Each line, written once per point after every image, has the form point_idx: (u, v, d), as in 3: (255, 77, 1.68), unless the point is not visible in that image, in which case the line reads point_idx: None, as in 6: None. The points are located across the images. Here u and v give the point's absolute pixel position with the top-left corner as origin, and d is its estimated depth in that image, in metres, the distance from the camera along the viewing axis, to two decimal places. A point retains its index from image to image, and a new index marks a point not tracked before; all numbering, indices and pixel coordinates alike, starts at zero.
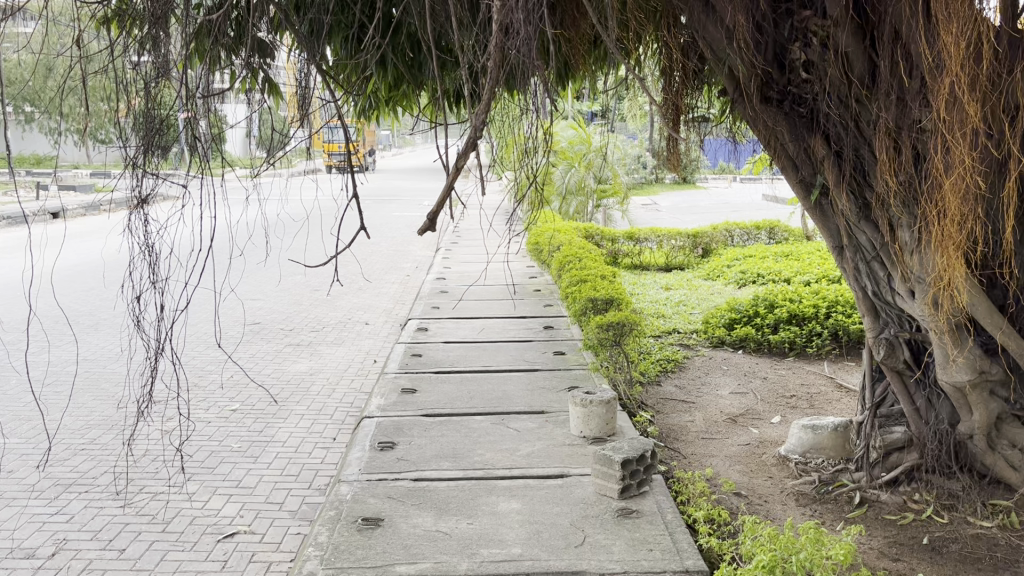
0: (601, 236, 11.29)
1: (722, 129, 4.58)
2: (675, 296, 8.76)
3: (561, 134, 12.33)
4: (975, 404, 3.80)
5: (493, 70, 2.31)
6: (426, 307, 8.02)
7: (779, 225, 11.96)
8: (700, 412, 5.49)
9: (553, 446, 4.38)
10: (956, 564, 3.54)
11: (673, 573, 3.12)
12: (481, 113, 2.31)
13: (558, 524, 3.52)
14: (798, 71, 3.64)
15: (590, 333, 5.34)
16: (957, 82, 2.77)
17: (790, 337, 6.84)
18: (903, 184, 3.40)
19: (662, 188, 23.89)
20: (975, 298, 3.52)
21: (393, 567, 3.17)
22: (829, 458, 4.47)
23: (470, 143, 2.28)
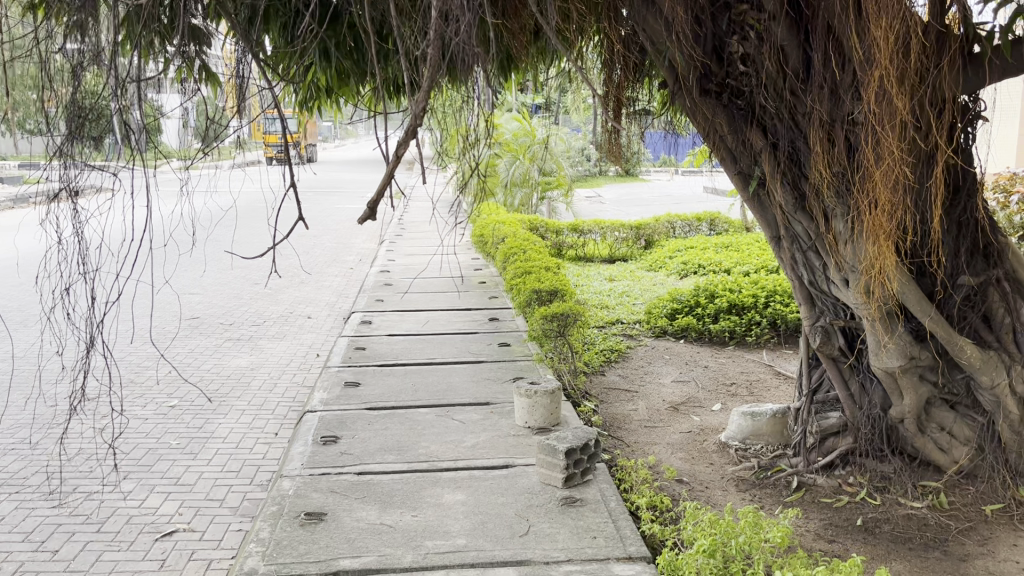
0: (545, 229, 11.34)
1: (660, 123, 4.68)
2: (618, 287, 8.85)
3: (506, 125, 12.59)
4: (906, 389, 3.93)
5: (433, 57, 2.30)
6: (370, 300, 7.95)
7: (719, 217, 12.16)
8: (643, 401, 5.56)
9: (498, 437, 4.39)
10: (888, 544, 3.65)
11: (616, 560, 3.16)
12: (421, 100, 2.30)
13: (503, 514, 3.53)
14: (736, 64, 3.70)
15: (534, 324, 5.36)
16: (887, 75, 2.86)
17: (730, 326, 6.97)
18: (836, 174, 3.49)
19: (605, 181, 24.08)
20: (905, 285, 3.65)
21: (337, 561, 3.14)
22: (768, 444, 4.57)
23: (410, 132, 2.26)
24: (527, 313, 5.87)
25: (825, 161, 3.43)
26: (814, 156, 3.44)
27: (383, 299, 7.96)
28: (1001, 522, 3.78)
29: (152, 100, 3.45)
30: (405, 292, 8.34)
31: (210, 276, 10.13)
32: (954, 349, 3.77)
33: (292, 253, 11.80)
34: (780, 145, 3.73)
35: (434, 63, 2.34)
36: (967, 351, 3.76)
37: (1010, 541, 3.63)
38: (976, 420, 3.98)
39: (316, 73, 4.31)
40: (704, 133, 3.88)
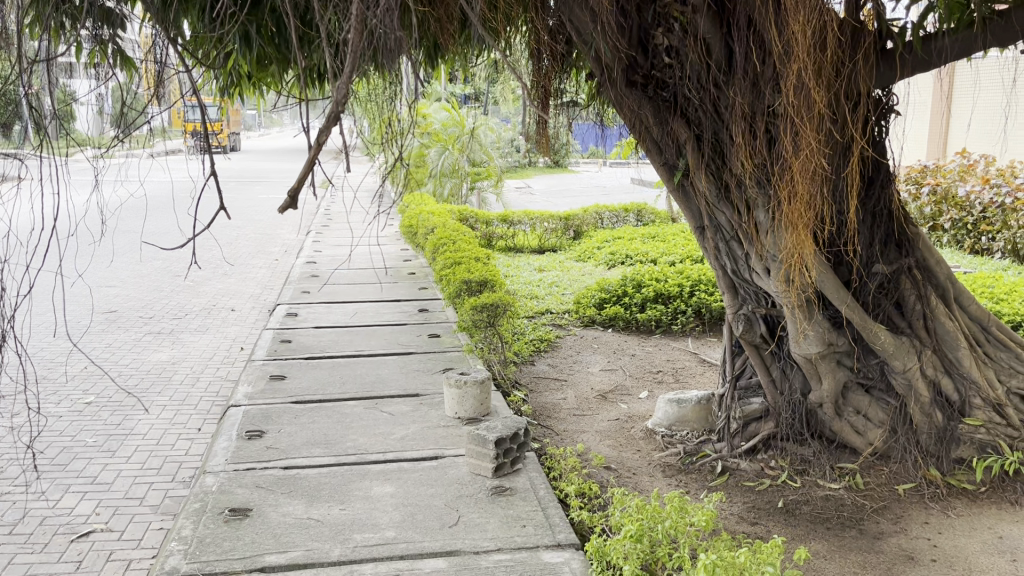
0: (475, 219, 11.32)
1: (588, 114, 4.67)
2: (547, 277, 8.89)
3: (434, 115, 12.46)
4: (824, 373, 4.09)
5: (354, 42, 2.25)
6: (296, 291, 7.81)
7: (646, 208, 12.32)
8: (572, 390, 5.61)
9: (428, 428, 4.37)
10: (808, 524, 3.76)
11: (545, 547, 3.19)
12: (343, 86, 2.26)
13: (433, 505, 3.52)
14: (661, 55, 3.77)
15: (464, 315, 5.33)
16: (805, 69, 2.95)
17: (657, 316, 7.08)
18: (758, 165, 3.57)
19: (534, 172, 24.20)
20: (823, 274, 3.78)
21: (263, 557, 3.08)
22: (693, 430, 4.67)
23: (332, 119, 2.22)
24: (457, 304, 5.84)
25: (747, 153, 3.51)
26: (737, 147, 3.52)
27: (310, 291, 7.83)
28: (912, 501, 3.94)
29: (63, 86, 3.31)
30: (332, 284, 8.22)
31: (128, 268, 9.80)
32: (869, 336, 3.93)
33: (214, 244, 11.51)
34: (704, 136, 3.79)
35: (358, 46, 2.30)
36: (881, 338, 3.93)
37: (921, 519, 3.79)
38: (889, 403, 4.16)
39: (236, 58, 4.18)
40: (630, 124, 3.92)
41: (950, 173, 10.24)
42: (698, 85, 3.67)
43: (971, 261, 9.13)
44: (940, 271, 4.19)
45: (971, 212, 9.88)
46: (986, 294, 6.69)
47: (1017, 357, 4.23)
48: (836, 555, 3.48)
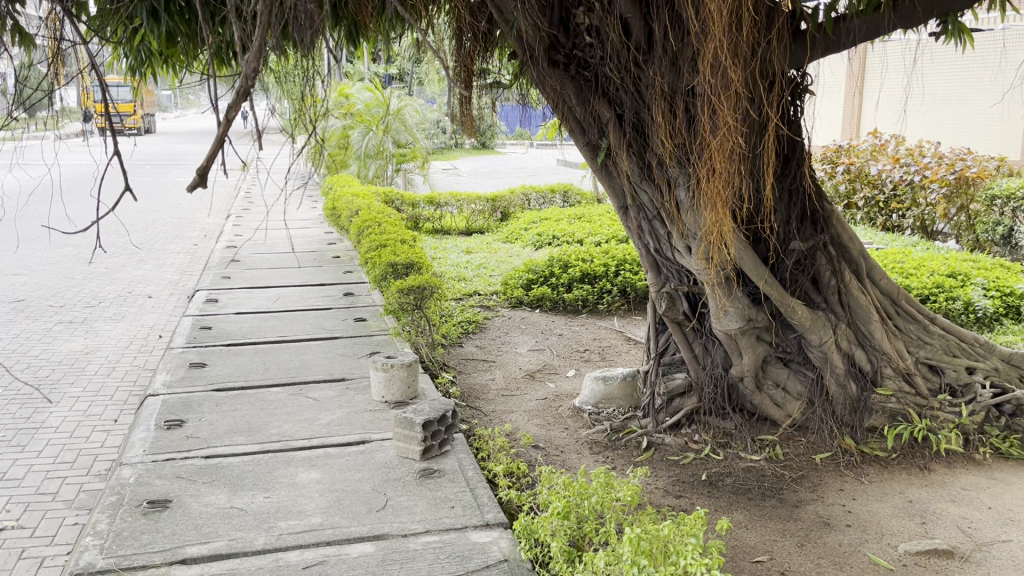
0: (401, 201, 11.22)
1: (512, 95, 4.63)
2: (475, 259, 8.86)
3: (357, 96, 12.45)
4: (745, 348, 4.20)
5: (262, 17, 2.26)
6: (216, 277, 7.61)
7: (573, 189, 12.38)
8: (500, 370, 5.62)
9: (354, 413, 4.33)
10: (731, 496, 3.85)
11: (473, 528, 3.20)
12: (252, 63, 2.28)
13: (360, 490, 3.49)
14: (582, 35, 3.81)
15: (390, 298, 5.26)
16: (721, 47, 3.00)
17: (583, 296, 7.15)
18: (678, 145, 3.63)
19: (460, 154, 24.11)
20: (741, 251, 3.87)
21: (184, 548, 3.01)
22: (619, 407, 4.73)
23: (240, 97, 2.24)
24: (383, 287, 5.77)
25: (668, 132, 3.55)
26: (657, 126, 3.56)
27: (231, 276, 7.64)
28: (828, 469, 4.07)
29: None
30: (254, 268, 8.04)
31: (36, 254, 9.39)
32: (787, 311, 4.05)
33: (129, 229, 11.11)
34: (626, 116, 3.83)
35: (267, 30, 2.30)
36: (798, 312, 4.06)
37: (837, 486, 3.92)
38: (807, 375, 4.30)
39: (144, 33, 4.02)
40: (553, 103, 3.93)
41: (863, 152, 10.57)
42: (618, 64, 3.71)
43: (883, 237, 9.48)
44: (852, 247, 4.35)
45: (882, 190, 10.23)
46: (896, 269, 6.95)
47: (924, 329, 4.44)
48: (757, 524, 3.59)
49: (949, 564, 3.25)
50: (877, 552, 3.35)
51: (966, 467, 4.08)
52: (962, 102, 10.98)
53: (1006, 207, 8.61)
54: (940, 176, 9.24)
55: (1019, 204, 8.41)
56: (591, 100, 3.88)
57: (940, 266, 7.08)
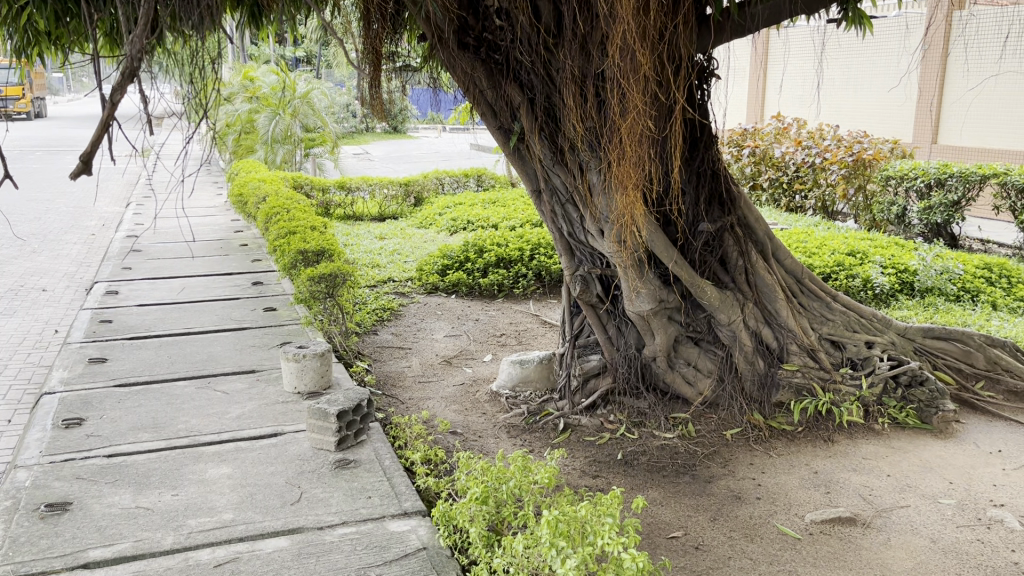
0: (311, 186, 10.96)
1: (423, 79, 4.57)
2: (388, 246, 8.75)
3: (263, 79, 12.09)
4: (657, 329, 4.31)
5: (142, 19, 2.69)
6: (115, 268, 7.30)
7: (486, 173, 12.35)
8: (417, 357, 5.57)
9: (265, 405, 4.22)
10: (646, 474, 3.92)
11: (391, 517, 3.16)
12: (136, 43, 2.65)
13: (274, 484, 3.41)
14: (492, 18, 3.77)
15: (301, 286, 5.12)
16: (630, 32, 3.02)
17: (499, 280, 7.15)
18: (589, 130, 3.65)
19: (371, 138, 23.78)
20: (652, 233, 3.94)
21: (86, 552, 2.88)
22: (536, 390, 4.74)
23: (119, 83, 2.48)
24: (293, 275, 5.63)
25: (579, 115, 3.57)
26: (568, 109, 3.57)
27: (132, 266, 7.34)
28: (739, 444, 4.19)
29: None
30: (157, 258, 7.74)
31: None
32: (696, 290, 4.18)
33: (20, 219, 10.55)
34: (537, 100, 3.83)
35: (145, 30, 2.73)
36: (707, 292, 4.19)
37: (747, 460, 4.04)
38: (716, 353, 4.44)
39: (28, 11, 3.79)
40: (463, 87, 3.90)
41: (767, 135, 10.83)
42: (529, 47, 3.69)
43: (787, 218, 9.79)
44: (759, 228, 4.51)
45: (785, 172, 10.55)
46: (801, 249, 7.19)
47: (826, 306, 4.63)
48: (671, 501, 3.66)
49: (852, 531, 3.39)
50: (786, 522, 3.47)
51: (867, 437, 4.25)
52: (859, 87, 11.41)
53: (900, 187, 9.02)
54: (839, 158, 9.60)
55: (910, 184, 8.83)
56: (501, 84, 3.87)
57: (841, 245, 7.35)
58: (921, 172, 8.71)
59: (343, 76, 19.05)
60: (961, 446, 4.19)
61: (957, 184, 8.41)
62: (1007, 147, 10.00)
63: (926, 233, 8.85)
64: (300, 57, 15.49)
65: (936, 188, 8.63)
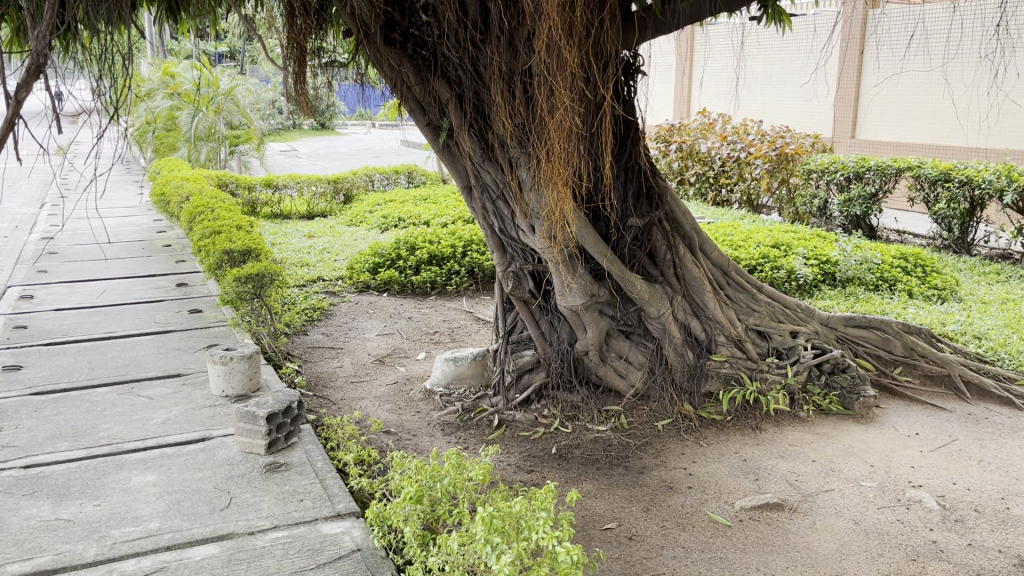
0: (236, 185, 10.71)
1: (350, 74, 4.49)
2: (318, 244, 8.63)
3: (184, 75, 11.87)
4: (589, 323, 4.36)
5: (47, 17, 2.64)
6: (30, 271, 7.01)
7: (417, 169, 12.28)
8: (349, 356, 5.51)
9: (192, 410, 4.11)
10: (580, 467, 3.95)
11: (324, 519, 3.12)
12: (43, 39, 2.62)
13: (202, 490, 3.33)
14: (418, 13, 3.73)
15: (227, 287, 5.00)
16: (557, 28, 3.04)
17: (431, 277, 7.12)
18: (518, 126, 3.67)
19: (298, 135, 23.39)
20: (582, 229, 3.98)
21: (3, 568, 2.77)
22: (470, 387, 4.72)
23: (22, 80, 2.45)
24: (218, 275, 5.50)
25: (508, 112, 3.57)
26: (496, 105, 3.57)
27: (47, 269, 7.07)
28: (670, 435, 4.26)
29: None
30: (74, 260, 7.47)
31: None
32: (626, 285, 4.25)
33: None
34: (465, 96, 3.82)
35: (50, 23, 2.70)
36: (637, 286, 4.27)
37: (678, 450, 4.11)
38: (646, 346, 4.52)
39: None
40: (390, 83, 3.86)
41: (694, 130, 11.04)
42: (456, 43, 3.67)
43: (713, 212, 9.98)
44: (685, 222, 4.61)
45: (711, 167, 10.75)
46: (727, 242, 7.34)
47: (752, 298, 4.75)
48: (605, 493, 3.70)
49: (780, 516, 3.48)
50: (716, 510, 3.54)
51: (793, 424, 4.36)
52: (780, 82, 11.70)
53: (820, 180, 9.30)
54: (763, 152, 9.86)
55: (831, 178, 9.12)
56: (429, 80, 3.84)
57: (765, 237, 7.53)
58: (841, 166, 9.01)
59: (269, 72, 18.68)
60: (881, 430, 4.34)
61: (874, 177, 8.71)
62: (920, 141, 10.38)
63: (846, 225, 9.15)
64: None
65: (855, 181, 8.93)
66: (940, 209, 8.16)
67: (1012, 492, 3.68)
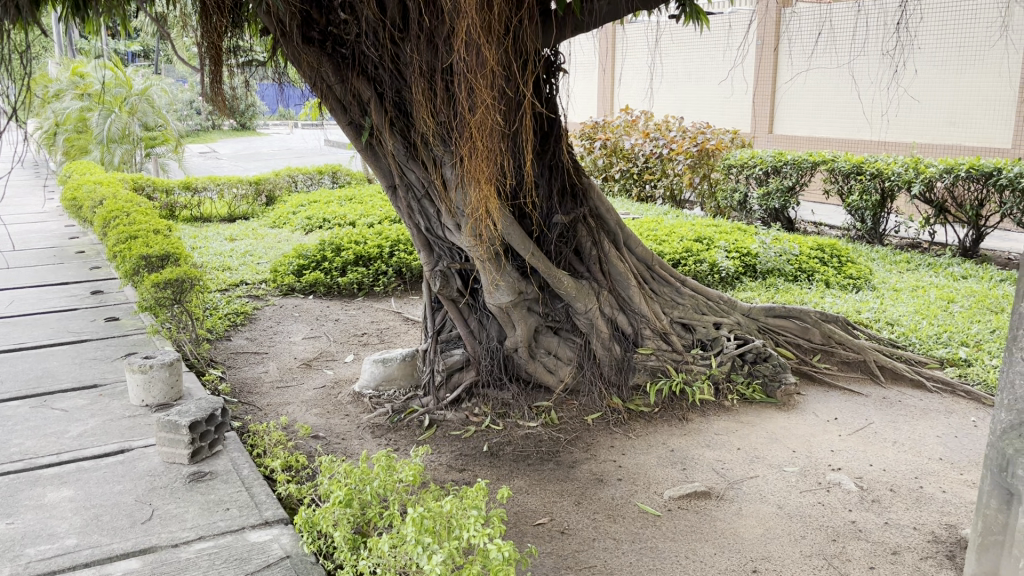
0: (153, 188, 10.41)
1: (269, 74, 4.40)
2: (240, 247, 8.45)
3: (93, 75, 11.42)
4: (517, 320, 4.39)
5: None
6: None
7: (340, 169, 12.13)
8: (274, 361, 5.41)
9: (110, 421, 3.98)
10: (512, 464, 3.96)
11: (252, 527, 3.06)
12: None
13: (121, 503, 3.22)
14: (336, 11, 3.69)
15: (145, 293, 4.83)
16: (475, 26, 3.04)
17: (358, 279, 7.04)
18: (441, 124, 3.66)
19: (217, 136, 22.88)
20: (507, 227, 4.00)
21: None
22: (399, 388, 4.69)
23: None
24: (136, 281, 5.33)
25: (429, 111, 3.56)
26: (418, 105, 3.56)
27: None
28: (599, 428, 4.30)
29: None
30: None
31: None
32: (553, 281, 4.28)
33: None
34: (386, 94, 3.79)
35: None
36: (564, 283, 4.30)
37: (608, 443, 4.16)
38: (575, 341, 4.57)
39: None
40: (310, 82, 3.81)
41: (617, 128, 11.17)
42: (375, 41, 3.63)
43: (638, 208, 10.15)
44: (609, 218, 4.68)
45: (635, 163, 10.91)
46: (651, 236, 7.46)
47: (676, 291, 4.86)
48: (537, 488, 3.73)
49: (707, 504, 3.56)
50: (646, 501, 3.60)
51: (718, 414, 4.46)
52: (700, 79, 11.95)
53: (740, 174, 9.55)
54: (685, 148, 10.06)
55: (750, 172, 9.37)
56: (349, 78, 3.79)
57: (688, 232, 7.68)
58: (759, 160, 9.27)
59: (185, 72, 18.17)
60: (802, 416, 4.47)
61: (791, 171, 8.97)
62: (833, 135, 10.73)
63: (765, 217, 9.41)
64: (135, 53, 14.62)
65: (773, 175, 9.19)
66: (854, 201, 8.45)
67: (925, 471, 3.84)
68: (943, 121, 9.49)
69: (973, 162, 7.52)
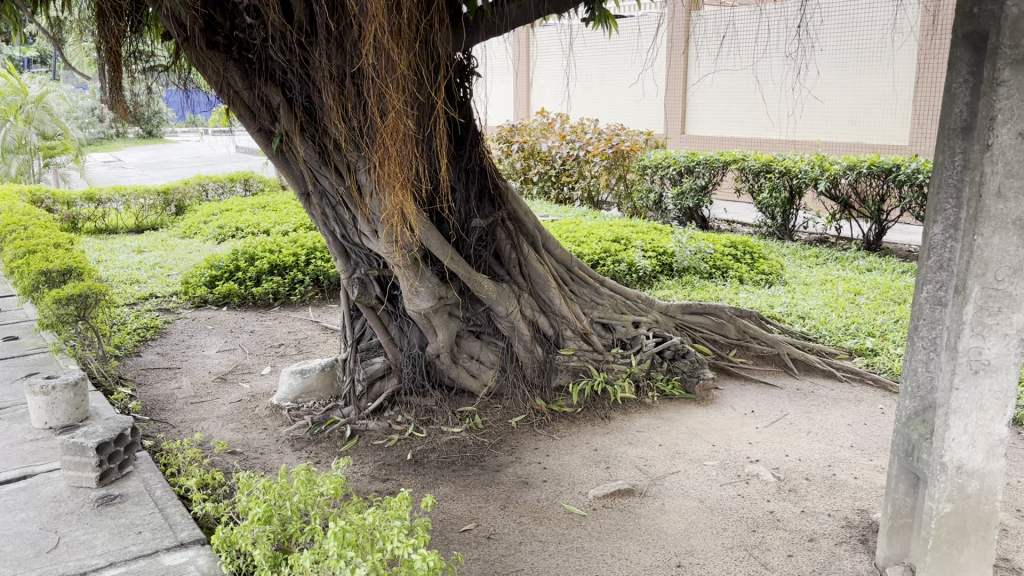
0: (53, 200, 9.97)
1: (172, 79, 4.21)
2: (149, 259, 8.17)
3: None
4: (438, 326, 4.34)
5: None
6: None
7: (253, 176, 11.88)
8: (187, 376, 5.24)
9: (10, 446, 3.78)
10: (437, 471, 3.92)
11: (166, 550, 2.95)
12: None
13: (24, 532, 3.06)
14: (242, 15, 3.59)
15: (46, 310, 4.61)
16: (383, 30, 2.99)
17: (273, 288, 6.88)
18: (353, 129, 3.59)
19: (122, 144, 22.06)
20: (424, 232, 3.96)
21: None
22: (320, 399, 4.59)
23: None
24: (35, 299, 5.08)
25: (341, 116, 3.50)
26: (329, 110, 3.49)
27: None
28: (523, 431, 4.31)
29: None
30: None
31: None
32: (473, 286, 4.26)
33: None
34: (296, 100, 3.71)
35: None
36: (484, 287, 4.29)
37: (532, 445, 4.16)
38: (497, 345, 4.57)
39: None
40: (216, 87, 3.70)
41: (534, 130, 11.24)
42: (283, 45, 3.55)
43: (556, 210, 10.23)
44: (527, 221, 4.70)
45: (552, 165, 10.97)
46: (569, 238, 7.52)
47: (595, 292, 4.91)
48: (462, 494, 3.70)
49: (631, 501, 3.60)
50: (571, 501, 3.62)
51: (639, 411, 4.51)
52: (613, 82, 12.13)
53: (655, 175, 9.73)
54: (600, 150, 10.18)
55: (664, 172, 9.55)
56: (256, 83, 3.70)
57: (606, 232, 7.77)
58: (673, 161, 9.45)
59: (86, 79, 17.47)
60: (720, 410, 4.56)
61: (703, 170, 9.16)
62: (744, 135, 11.03)
63: (680, 217, 9.60)
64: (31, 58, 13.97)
65: (686, 175, 9.38)
66: (764, 199, 8.69)
67: (838, 458, 3.97)
68: (846, 121, 9.86)
69: (873, 159, 7.84)
